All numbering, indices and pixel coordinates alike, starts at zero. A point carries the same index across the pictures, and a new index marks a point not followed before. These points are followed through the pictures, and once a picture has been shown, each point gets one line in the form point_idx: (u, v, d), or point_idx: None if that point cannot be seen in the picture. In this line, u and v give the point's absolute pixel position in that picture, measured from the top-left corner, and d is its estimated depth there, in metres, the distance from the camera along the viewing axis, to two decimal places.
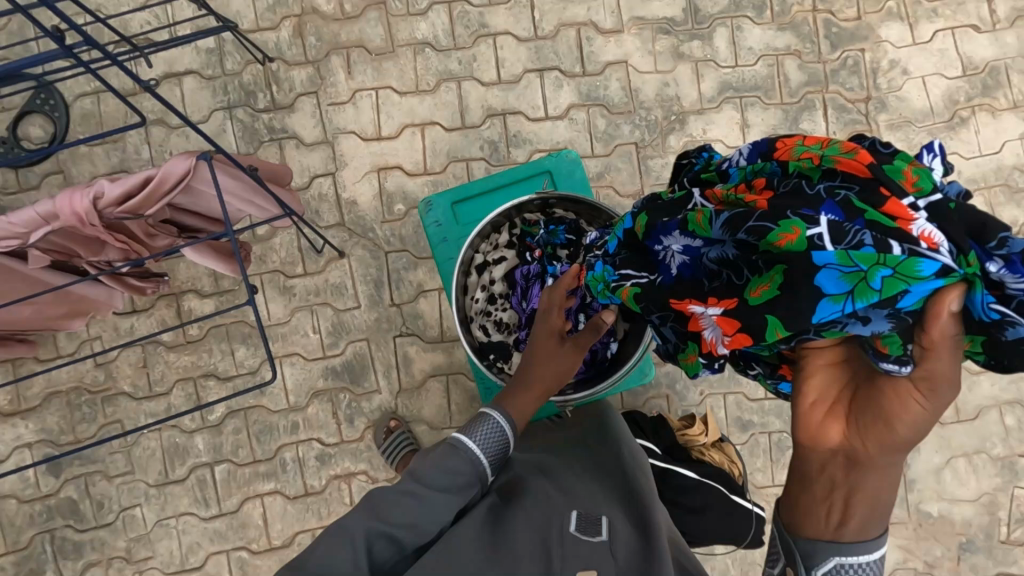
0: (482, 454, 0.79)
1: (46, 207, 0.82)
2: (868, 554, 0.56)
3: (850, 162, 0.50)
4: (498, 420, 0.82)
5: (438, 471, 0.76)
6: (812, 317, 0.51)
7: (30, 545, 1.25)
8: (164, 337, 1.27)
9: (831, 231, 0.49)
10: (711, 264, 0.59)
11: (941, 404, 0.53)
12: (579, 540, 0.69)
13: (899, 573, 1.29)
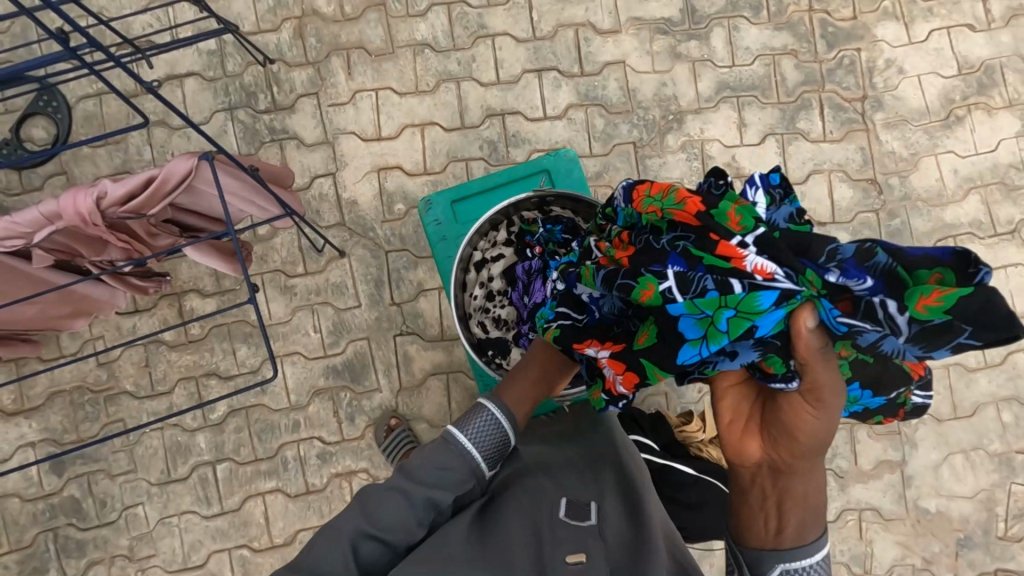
0: (477, 449, 0.81)
1: (50, 207, 0.83)
2: (810, 556, 0.62)
3: (682, 213, 0.59)
4: (495, 413, 0.83)
5: (431, 469, 0.77)
6: (678, 359, 0.60)
7: (33, 544, 1.26)
8: (166, 337, 1.28)
9: (678, 282, 0.59)
10: (611, 314, 0.68)
11: (834, 410, 0.58)
12: (568, 523, 0.72)
13: (897, 569, 1.29)
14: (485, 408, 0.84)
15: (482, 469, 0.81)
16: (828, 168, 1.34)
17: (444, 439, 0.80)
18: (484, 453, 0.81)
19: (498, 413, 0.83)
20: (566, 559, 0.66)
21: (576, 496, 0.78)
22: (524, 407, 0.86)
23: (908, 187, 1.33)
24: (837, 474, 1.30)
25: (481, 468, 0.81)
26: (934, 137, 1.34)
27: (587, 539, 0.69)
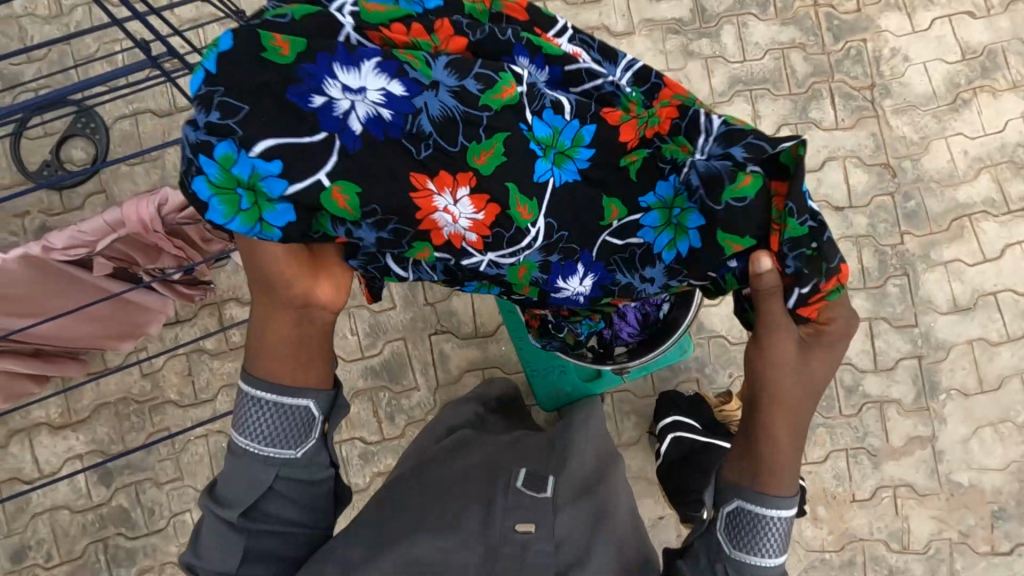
0: (256, 443, 0.66)
1: (114, 215, 0.87)
2: (769, 506, 0.64)
3: (513, 8, 0.64)
4: (253, 398, 0.66)
5: (224, 483, 0.67)
6: (535, 176, 0.61)
7: (84, 555, 1.28)
8: (208, 345, 1.32)
9: (529, 90, 0.60)
10: (428, 119, 0.57)
11: (780, 347, 0.63)
12: (523, 491, 0.77)
13: (935, 544, 1.31)
14: (243, 397, 0.67)
15: (278, 456, 0.67)
16: (842, 154, 1.38)
17: (227, 458, 0.68)
18: (269, 444, 0.67)
19: (259, 391, 0.66)
20: (517, 528, 0.71)
21: (533, 471, 0.84)
22: (289, 363, 0.66)
23: (920, 170, 1.37)
24: (870, 453, 1.32)
25: (274, 455, 0.67)
26: (943, 121, 1.38)
27: (540, 511, 0.74)
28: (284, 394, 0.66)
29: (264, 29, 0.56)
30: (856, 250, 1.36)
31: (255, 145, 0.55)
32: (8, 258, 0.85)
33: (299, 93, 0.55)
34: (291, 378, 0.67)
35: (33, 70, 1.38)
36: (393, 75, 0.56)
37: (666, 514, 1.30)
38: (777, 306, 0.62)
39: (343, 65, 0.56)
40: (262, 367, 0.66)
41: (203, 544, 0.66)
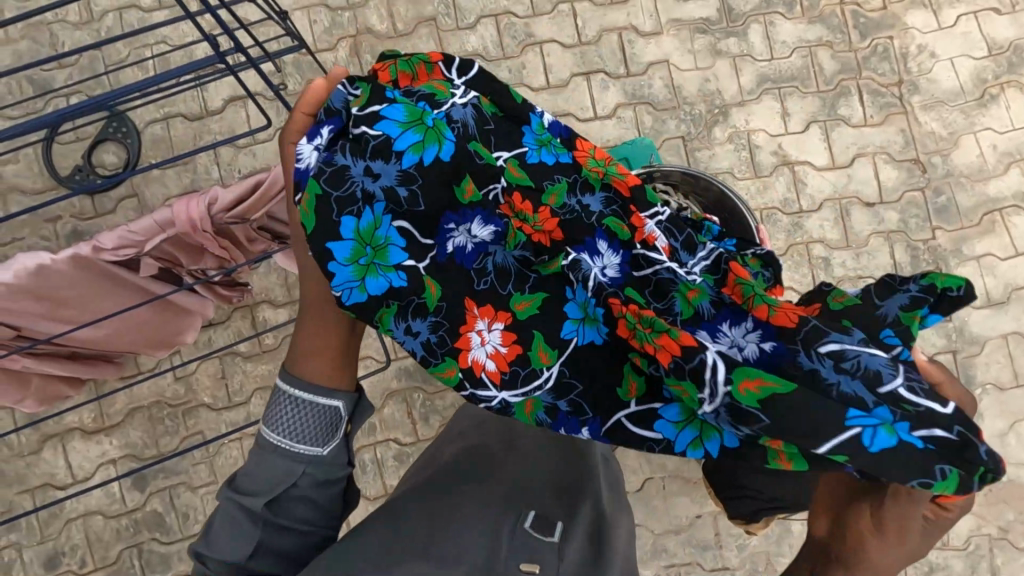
0: (285, 440, 0.67)
1: (164, 215, 0.87)
2: None
3: (620, 184, 0.65)
4: (289, 393, 0.67)
5: (248, 476, 0.68)
6: (562, 333, 0.60)
7: (118, 560, 1.27)
8: (241, 347, 1.31)
9: (575, 265, 0.61)
10: (490, 265, 0.62)
11: (896, 533, 0.53)
12: (531, 536, 0.71)
13: (975, 540, 1.30)
14: (278, 393, 0.68)
15: (306, 453, 0.67)
16: (871, 150, 1.38)
17: (255, 451, 0.68)
18: (299, 440, 0.67)
19: (295, 388, 0.67)
20: (520, 566, 0.67)
21: (544, 510, 0.76)
22: (328, 365, 0.68)
23: (950, 165, 1.38)
24: None
25: (302, 454, 0.67)
26: (971, 116, 1.39)
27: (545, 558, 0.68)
28: (316, 392, 0.67)
29: (467, 164, 0.62)
30: (888, 245, 1.35)
31: (399, 220, 0.61)
32: (59, 258, 0.86)
33: (457, 216, 0.62)
34: (325, 378, 0.68)
35: (64, 76, 1.38)
36: (491, 225, 0.62)
37: (704, 513, 1.29)
38: (909, 503, 0.52)
39: (483, 219, 0.62)
40: (301, 365, 0.68)
41: (216, 529, 0.67)
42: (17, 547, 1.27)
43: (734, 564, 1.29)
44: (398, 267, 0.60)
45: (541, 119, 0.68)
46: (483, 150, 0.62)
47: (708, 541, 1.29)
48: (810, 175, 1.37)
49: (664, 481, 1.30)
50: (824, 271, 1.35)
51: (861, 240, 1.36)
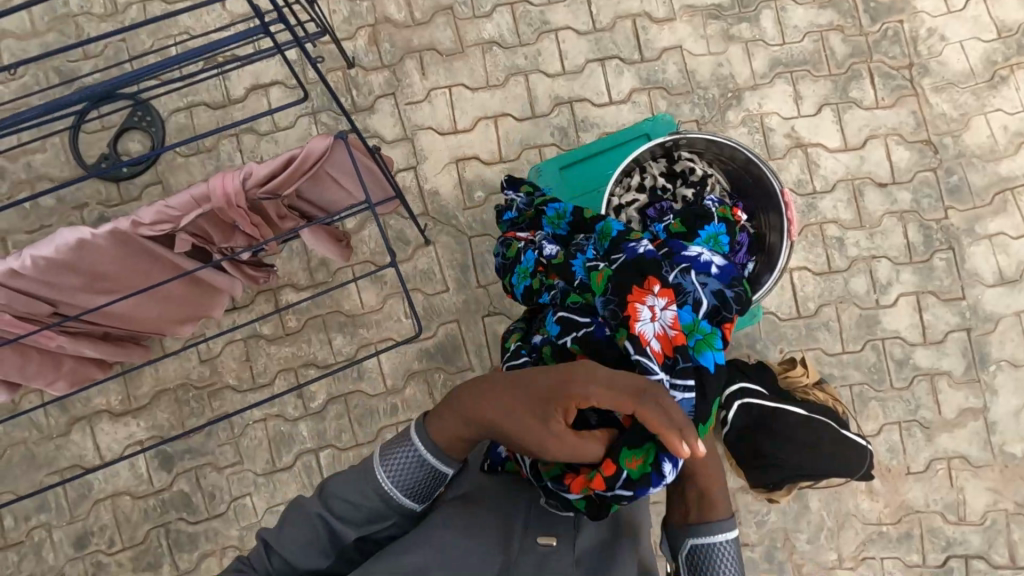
0: (395, 488, 0.74)
1: (200, 190, 0.90)
2: (726, 533, 0.75)
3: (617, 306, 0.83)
4: (416, 449, 0.74)
5: (345, 498, 0.74)
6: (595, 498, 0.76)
7: (145, 540, 1.29)
8: (265, 330, 1.34)
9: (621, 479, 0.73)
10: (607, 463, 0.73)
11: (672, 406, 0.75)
12: (548, 512, 0.79)
13: (991, 515, 1.31)
14: (408, 442, 0.75)
15: (406, 506, 0.75)
16: (883, 132, 1.40)
17: (353, 480, 0.75)
18: (406, 494, 0.74)
19: (425, 450, 0.74)
20: (539, 540, 0.75)
21: None
22: (463, 449, 0.75)
23: (962, 146, 1.40)
24: (923, 425, 1.33)
25: (405, 506, 0.75)
26: (982, 98, 1.40)
27: (562, 528, 0.77)
28: (445, 464, 0.75)
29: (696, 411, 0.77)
30: (901, 225, 1.37)
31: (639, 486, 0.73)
32: (99, 234, 0.88)
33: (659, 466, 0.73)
34: (454, 453, 0.75)
35: (90, 66, 1.41)
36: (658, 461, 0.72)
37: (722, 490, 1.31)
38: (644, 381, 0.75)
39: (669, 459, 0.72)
40: (434, 431, 0.74)
41: (288, 533, 0.74)
42: (47, 527, 1.29)
43: (753, 540, 1.30)
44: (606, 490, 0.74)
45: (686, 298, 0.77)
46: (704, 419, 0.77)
47: None
48: (823, 156, 1.39)
49: None
50: (839, 251, 1.37)
51: (874, 220, 1.37)
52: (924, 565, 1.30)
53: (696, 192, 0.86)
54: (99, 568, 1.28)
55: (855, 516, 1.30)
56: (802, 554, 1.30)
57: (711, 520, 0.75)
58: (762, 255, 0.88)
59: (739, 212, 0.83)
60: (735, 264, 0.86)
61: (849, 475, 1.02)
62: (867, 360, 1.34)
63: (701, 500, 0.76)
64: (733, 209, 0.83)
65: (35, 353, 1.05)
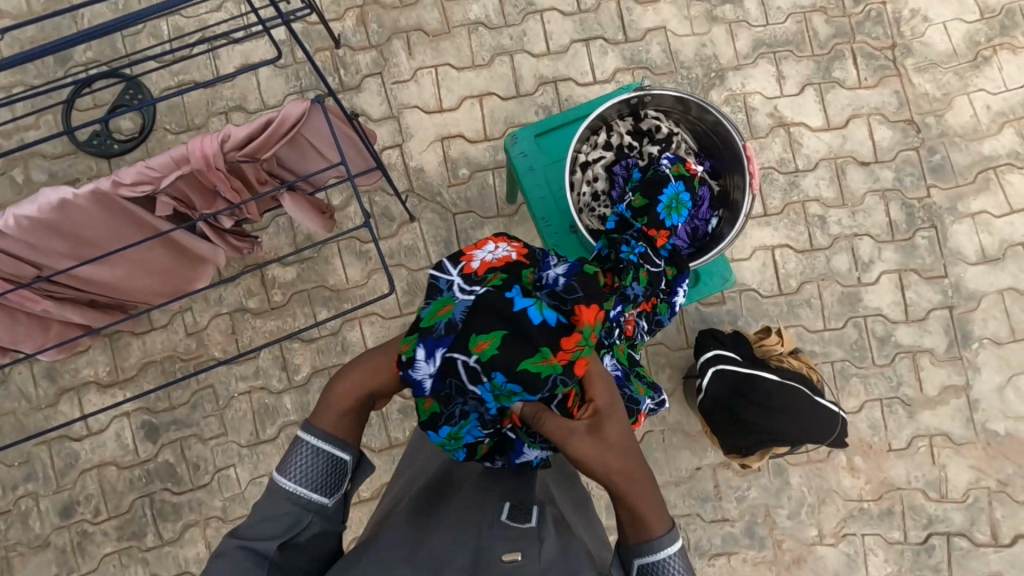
0: (302, 488, 0.72)
1: (179, 152, 0.92)
2: (665, 549, 0.72)
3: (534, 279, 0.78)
4: (308, 442, 0.74)
5: (262, 519, 0.71)
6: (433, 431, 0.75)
7: (130, 510, 1.30)
8: (251, 304, 1.35)
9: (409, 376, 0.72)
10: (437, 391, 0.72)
11: (587, 447, 0.68)
12: (509, 526, 0.72)
13: (974, 492, 1.31)
14: (299, 443, 0.74)
15: (315, 502, 0.73)
16: (866, 111, 1.41)
17: (266, 496, 0.73)
18: (311, 488, 0.73)
19: (317, 440, 0.74)
20: (503, 558, 0.67)
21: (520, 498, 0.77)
22: (348, 425, 0.76)
23: (944, 125, 1.40)
24: (905, 402, 1.33)
25: (318, 502, 0.73)
26: (964, 78, 1.41)
27: (525, 542, 0.69)
28: (332, 441, 0.75)
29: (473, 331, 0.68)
30: (883, 204, 1.38)
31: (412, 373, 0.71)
32: (80, 194, 0.90)
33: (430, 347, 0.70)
34: (344, 435, 0.76)
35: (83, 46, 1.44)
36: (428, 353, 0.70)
37: (703, 465, 1.31)
38: (550, 422, 0.69)
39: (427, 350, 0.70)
40: (321, 420, 0.75)
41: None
42: (34, 496, 1.31)
43: (733, 515, 1.30)
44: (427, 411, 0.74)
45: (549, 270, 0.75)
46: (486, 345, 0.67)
47: (708, 494, 1.31)
48: (806, 135, 1.40)
49: (663, 434, 1.32)
50: (821, 229, 1.37)
51: (857, 198, 1.38)
52: (905, 542, 1.30)
53: (661, 148, 0.88)
54: (84, 537, 1.30)
55: (836, 492, 1.30)
56: (783, 530, 1.30)
57: (651, 538, 0.72)
58: (728, 210, 0.88)
59: (695, 168, 0.85)
60: (698, 220, 0.87)
61: (822, 441, 1.03)
62: (849, 337, 1.35)
63: (636, 517, 0.72)
64: (689, 167, 0.85)
65: (24, 318, 1.08)
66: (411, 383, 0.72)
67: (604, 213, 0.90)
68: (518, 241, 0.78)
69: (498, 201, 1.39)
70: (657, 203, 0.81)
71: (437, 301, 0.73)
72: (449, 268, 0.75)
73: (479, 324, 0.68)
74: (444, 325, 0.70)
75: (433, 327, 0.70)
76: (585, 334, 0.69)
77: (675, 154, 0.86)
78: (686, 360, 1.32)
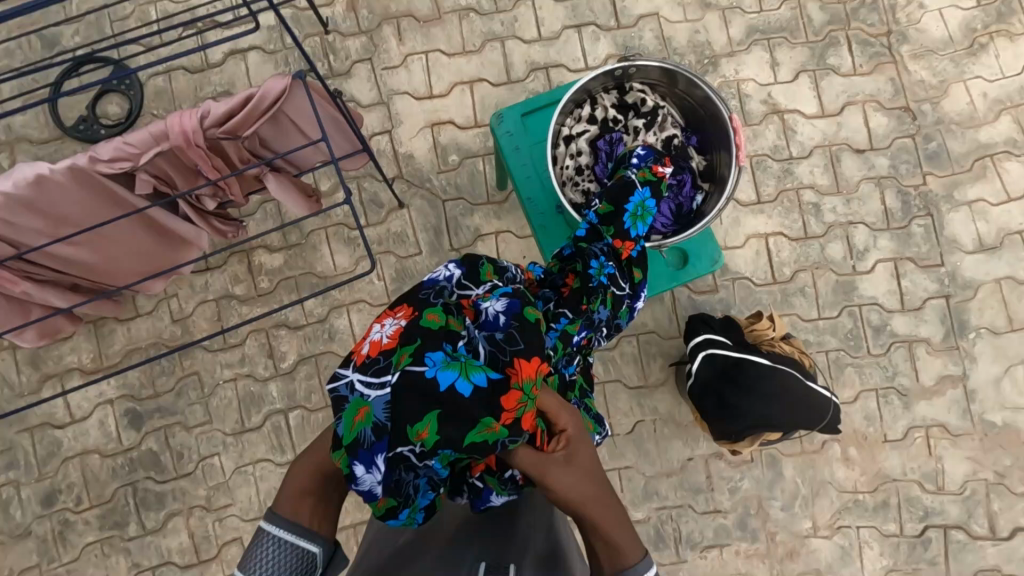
0: None
1: (158, 127, 0.91)
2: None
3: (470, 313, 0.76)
4: (273, 534, 0.70)
5: None
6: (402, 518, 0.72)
7: (113, 498, 1.28)
8: (237, 291, 1.34)
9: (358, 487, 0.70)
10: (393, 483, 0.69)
11: (557, 471, 0.67)
12: None
13: (971, 484, 1.28)
14: (263, 534, 0.71)
15: None
16: (861, 99, 1.39)
17: None
18: None
19: (280, 529, 0.71)
20: None
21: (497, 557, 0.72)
22: (310, 507, 0.73)
23: (940, 112, 1.38)
24: (901, 393, 1.31)
25: None
26: (961, 65, 1.39)
27: None
28: (299, 534, 0.71)
29: (410, 425, 0.66)
30: (878, 191, 1.36)
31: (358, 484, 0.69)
32: (57, 169, 0.89)
33: (367, 454, 0.68)
34: (308, 521, 0.72)
35: (70, 31, 1.42)
36: (365, 463, 0.68)
37: (695, 456, 1.29)
38: (521, 455, 0.68)
39: (365, 460, 0.68)
40: (283, 506, 0.72)
41: None
42: (16, 485, 1.29)
43: (726, 507, 1.28)
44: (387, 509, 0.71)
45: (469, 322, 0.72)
46: (424, 427, 0.66)
47: (700, 485, 1.28)
48: (800, 122, 1.39)
49: (655, 425, 1.30)
50: (815, 217, 1.36)
51: (852, 185, 1.36)
52: (901, 535, 1.27)
53: (647, 123, 0.86)
54: (66, 526, 1.28)
55: (830, 483, 1.28)
56: (776, 522, 1.28)
57: (625, 567, 0.65)
58: (715, 185, 0.87)
59: (663, 171, 0.82)
60: (682, 198, 0.87)
61: (814, 427, 1.01)
62: (843, 326, 1.33)
63: (610, 548, 0.66)
64: (657, 169, 0.82)
65: (5, 300, 1.06)
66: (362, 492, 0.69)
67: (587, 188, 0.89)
68: (401, 307, 0.76)
69: (488, 188, 1.38)
70: (626, 211, 0.80)
71: (349, 407, 0.70)
72: (343, 371, 0.73)
73: (409, 415, 0.67)
74: (369, 432, 0.68)
75: (359, 438, 0.68)
76: (526, 392, 0.68)
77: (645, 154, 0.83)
78: (678, 348, 1.30)
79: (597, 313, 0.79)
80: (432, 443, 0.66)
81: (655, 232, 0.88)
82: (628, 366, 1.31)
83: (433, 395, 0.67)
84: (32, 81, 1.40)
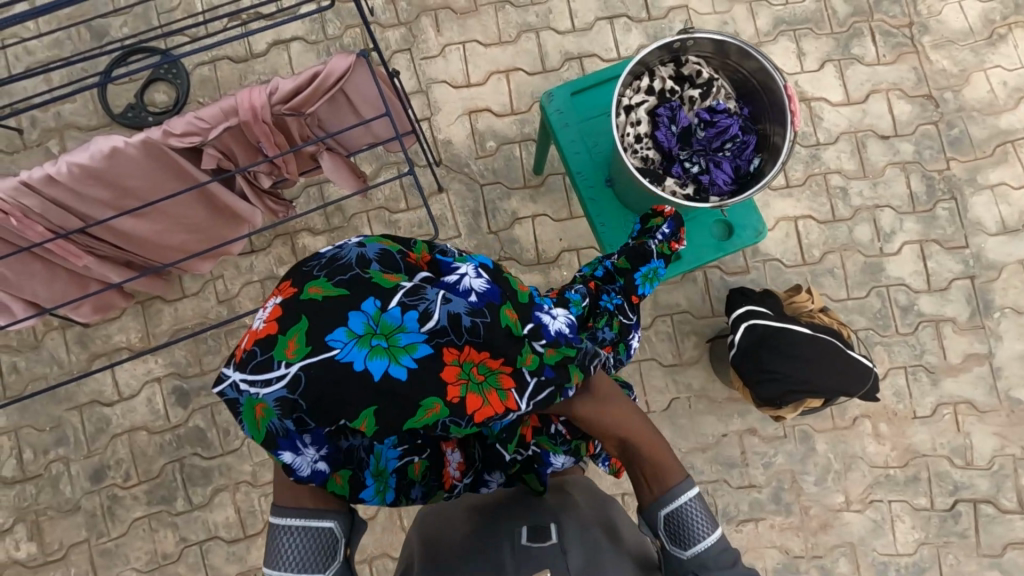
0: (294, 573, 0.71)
1: (229, 103, 0.95)
2: (687, 490, 0.78)
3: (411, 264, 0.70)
4: (286, 528, 0.72)
5: None
6: (362, 493, 0.73)
7: (161, 474, 1.31)
8: (282, 272, 1.37)
9: (297, 474, 0.69)
10: (335, 462, 0.69)
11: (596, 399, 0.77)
12: (531, 547, 0.75)
13: (999, 459, 1.32)
14: (275, 529, 0.72)
15: None
16: (884, 87, 1.44)
17: None
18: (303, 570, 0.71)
19: (287, 518, 0.72)
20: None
21: (533, 520, 0.80)
22: (308, 490, 0.73)
23: (961, 100, 1.43)
24: (929, 370, 1.34)
25: None
26: (980, 54, 1.44)
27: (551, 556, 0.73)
28: (310, 517, 0.72)
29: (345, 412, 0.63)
30: (904, 176, 1.40)
31: (295, 470, 0.69)
32: (131, 143, 0.92)
33: (292, 445, 0.66)
34: (311, 503, 0.73)
35: (118, 23, 1.47)
36: (292, 452, 0.67)
37: (729, 431, 1.32)
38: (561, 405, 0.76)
39: (293, 447, 0.66)
40: (284, 497, 0.73)
41: None
42: (65, 461, 1.31)
43: (760, 481, 1.31)
44: (349, 487, 0.72)
45: (385, 286, 0.64)
46: (362, 417, 0.63)
47: (734, 461, 1.31)
48: (826, 110, 1.43)
49: (689, 402, 1.33)
50: (843, 201, 1.40)
51: (877, 170, 1.41)
52: (932, 509, 1.30)
53: (702, 93, 0.92)
54: (114, 501, 1.30)
55: (861, 458, 1.31)
56: (810, 496, 1.31)
57: (670, 485, 0.78)
58: (769, 153, 0.92)
59: (677, 249, 0.96)
60: (739, 161, 0.92)
61: (854, 395, 1.04)
62: (871, 306, 1.36)
63: (659, 470, 0.79)
64: (673, 246, 0.96)
65: (64, 275, 1.10)
66: (305, 478, 0.70)
67: (647, 155, 0.93)
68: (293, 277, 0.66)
69: (524, 172, 1.42)
70: (637, 271, 0.95)
71: (244, 408, 0.64)
72: (225, 371, 0.64)
73: (342, 406, 0.62)
74: (280, 425, 0.64)
75: (272, 431, 0.65)
76: (468, 369, 0.64)
77: (670, 229, 0.95)
78: (711, 327, 1.34)
79: (599, 332, 0.89)
80: (370, 430, 0.64)
81: (717, 190, 0.93)
82: (663, 344, 1.34)
83: (356, 377, 0.61)
84: (81, 70, 1.44)
